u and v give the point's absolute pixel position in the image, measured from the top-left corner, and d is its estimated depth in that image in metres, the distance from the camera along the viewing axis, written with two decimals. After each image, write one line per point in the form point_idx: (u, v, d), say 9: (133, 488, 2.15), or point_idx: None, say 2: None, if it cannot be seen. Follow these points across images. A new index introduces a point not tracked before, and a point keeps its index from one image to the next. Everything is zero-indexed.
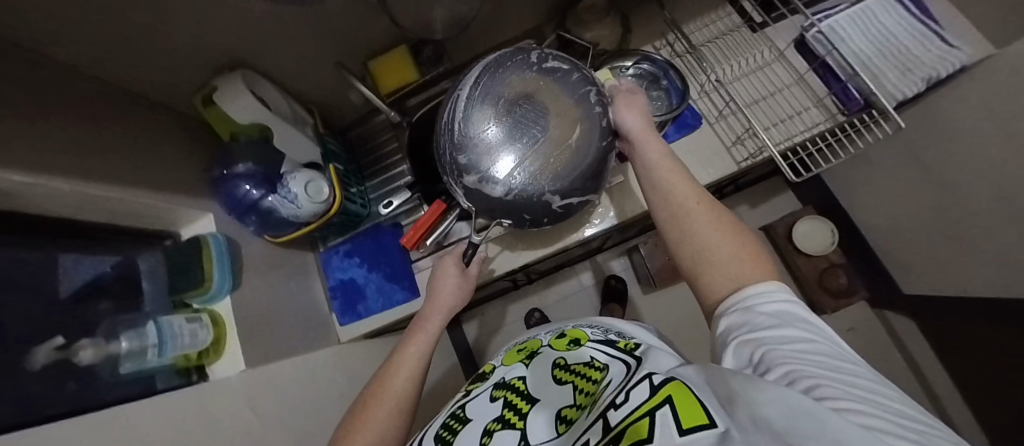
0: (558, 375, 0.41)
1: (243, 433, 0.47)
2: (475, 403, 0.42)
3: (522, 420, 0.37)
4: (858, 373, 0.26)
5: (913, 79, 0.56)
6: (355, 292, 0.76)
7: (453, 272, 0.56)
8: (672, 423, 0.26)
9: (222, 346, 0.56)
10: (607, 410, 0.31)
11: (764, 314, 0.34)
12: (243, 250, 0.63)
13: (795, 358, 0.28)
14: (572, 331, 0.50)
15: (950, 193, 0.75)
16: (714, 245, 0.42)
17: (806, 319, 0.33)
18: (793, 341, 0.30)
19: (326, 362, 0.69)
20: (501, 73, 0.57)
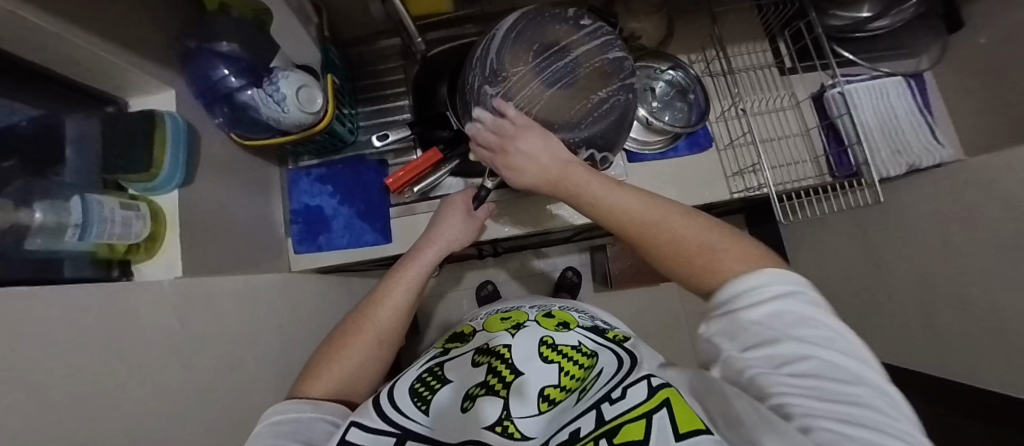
0: (546, 353, 0.39)
1: (168, 349, 0.42)
2: (455, 365, 0.41)
3: (506, 388, 0.35)
4: (860, 402, 0.25)
5: (898, 163, 0.62)
6: (319, 222, 0.70)
7: (460, 213, 0.53)
8: (670, 427, 0.26)
9: (156, 246, 0.48)
10: (601, 402, 0.32)
11: (756, 324, 0.30)
12: (203, 142, 0.54)
13: (796, 390, 0.27)
14: (560, 312, 0.49)
15: (880, 269, 0.85)
16: (685, 251, 0.37)
17: (808, 319, 0.29)
18: (791, 362, 0.28)
19: (271, 290, 0.63)
20: (539, 21, 0.53)
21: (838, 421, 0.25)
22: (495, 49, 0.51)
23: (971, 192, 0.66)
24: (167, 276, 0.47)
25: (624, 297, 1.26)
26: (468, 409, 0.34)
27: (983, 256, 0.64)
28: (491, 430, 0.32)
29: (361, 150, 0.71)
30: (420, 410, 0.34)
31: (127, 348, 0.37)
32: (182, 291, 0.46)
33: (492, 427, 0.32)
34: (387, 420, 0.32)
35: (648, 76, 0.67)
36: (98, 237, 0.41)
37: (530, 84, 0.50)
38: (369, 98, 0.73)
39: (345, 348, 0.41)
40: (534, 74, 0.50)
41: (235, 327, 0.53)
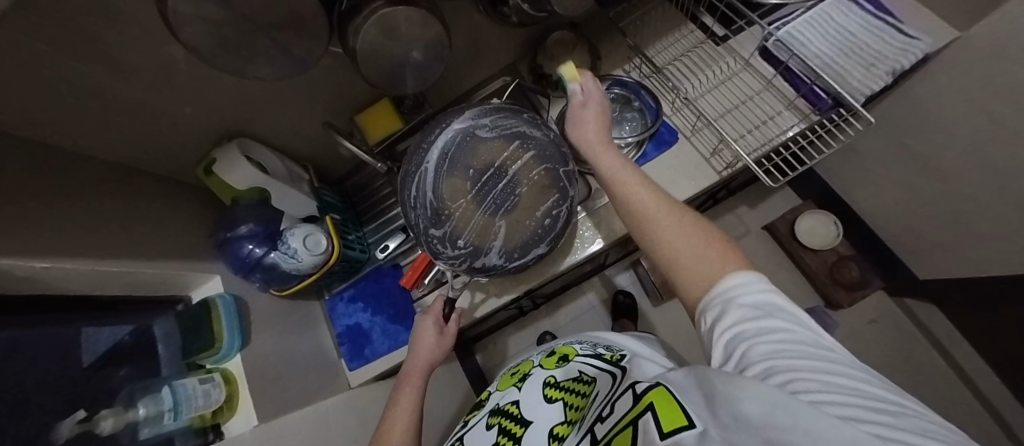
0: (549, 394, 0.43)
1: None
2: (473, 433, 0.46)
3: (515, 443, 0.40)
4: (838, 362, 0.23)
5: (877, 74, 0.58)
6: (362, 336, 0.78)
7: (433, 331, 0.61)
8: (653, 427, 0.23)
9: (235, 402, 0.57)
10: (595, 424, 0.32)
11: (744, 305, 0.30)
12: (249, 305, 0.66)
13: (774, 353, 0.25)
14: (562, 347, 0.50)
15: (947, 174, 0.74)
16: (686, 246, 0.37)
17: (784, 308, 0.29)
18: (773, 332, 0.27)
19: (338, 410, 0.70)
20: (471, 141, 0.55)
21: (810, 371, 0.23)
22: (429, 185, 0.54)
23: (994, 60, 0.58)
24: (246, 427, 0.54)
25: None
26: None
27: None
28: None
29: (376, 263, 0.80)
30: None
31: None
32: (262, 436, 0.54)
33: None
34: None
35: None
36: (188, 412, 0.50)
37: (475, 213, 0.56)
38: (372, 215, 0.84)
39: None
40: (477, 205, 0.56)
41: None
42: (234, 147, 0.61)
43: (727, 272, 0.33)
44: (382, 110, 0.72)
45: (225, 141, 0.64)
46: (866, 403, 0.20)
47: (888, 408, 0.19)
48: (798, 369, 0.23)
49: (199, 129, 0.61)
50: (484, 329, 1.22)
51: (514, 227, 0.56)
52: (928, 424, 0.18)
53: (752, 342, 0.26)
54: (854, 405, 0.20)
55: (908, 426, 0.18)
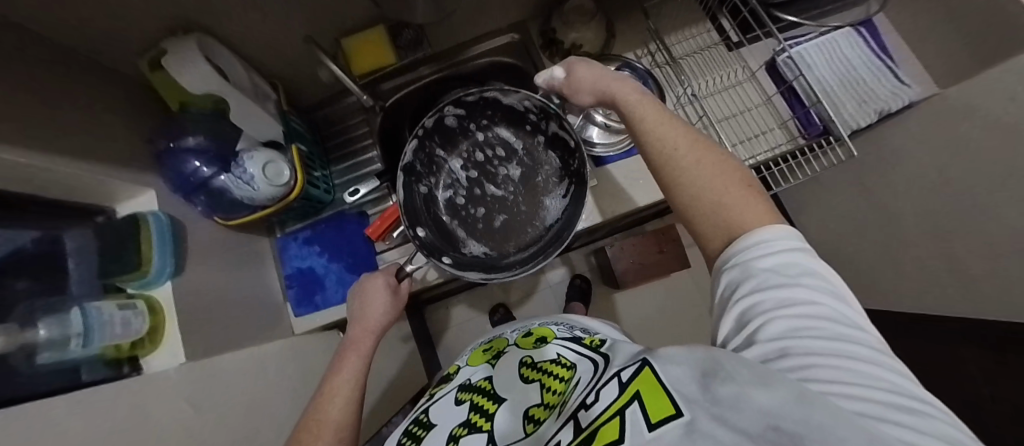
0: (525, 374, 0.44)
1: (180, 431, 0.44)
2: (440, 406, 0.45)
3: (488, 422, 0.40)
4: (859, 342, 0.26)
5: (867, 111, 0.60)
6: (314, 282, 0.71)
7: (384, 290, 0.58)
8: (642, 418, 0.26)
9: (158, 336, 0.50)
10: (578, 411, 0.33)
11: (766, 271, 0.31)
12: (188, 231, 0.57)
13: (795, 332, 0.27)
14: (538, 328, 0.53)
15: (887, 218, 0.82)
16: (714, 187, 0.37)
17: (811, 272, 0.30)
18: (796, 305, 0.29)
19: (276, 356, 0.65)
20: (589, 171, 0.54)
21: (831, 356, 0.25)
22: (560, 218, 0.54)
23: (964, 121, 0.63)
24: (171, 363, 0.49)
25: (638, 295, 1.23)
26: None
27: (993, 184, 0.61)
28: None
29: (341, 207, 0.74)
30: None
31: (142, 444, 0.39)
32: (190, 375, 0.49)
33: None
34: None
35: None
36: (102, 340, 0.43)
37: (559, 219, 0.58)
38: (342, 156, 0.77)
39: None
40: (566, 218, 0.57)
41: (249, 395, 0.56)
42: (193, 44, 0.51)
43: (760, 224, 0.34)
44: (375, 38, 0.65)
45: (178, 34, 0.54)
46: (883, 397, 0.22)
47: (903, 403, 0.22)
48: (819, 352, 0.25)
49: (150, 11, 0.50)
50: (438, 293, 1.19)
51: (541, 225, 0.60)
52: (946, 429, 0.20)
53: (776, 314, 0.28)
54: (871, 398, 0.22)
55: (925, 428, 0.20)
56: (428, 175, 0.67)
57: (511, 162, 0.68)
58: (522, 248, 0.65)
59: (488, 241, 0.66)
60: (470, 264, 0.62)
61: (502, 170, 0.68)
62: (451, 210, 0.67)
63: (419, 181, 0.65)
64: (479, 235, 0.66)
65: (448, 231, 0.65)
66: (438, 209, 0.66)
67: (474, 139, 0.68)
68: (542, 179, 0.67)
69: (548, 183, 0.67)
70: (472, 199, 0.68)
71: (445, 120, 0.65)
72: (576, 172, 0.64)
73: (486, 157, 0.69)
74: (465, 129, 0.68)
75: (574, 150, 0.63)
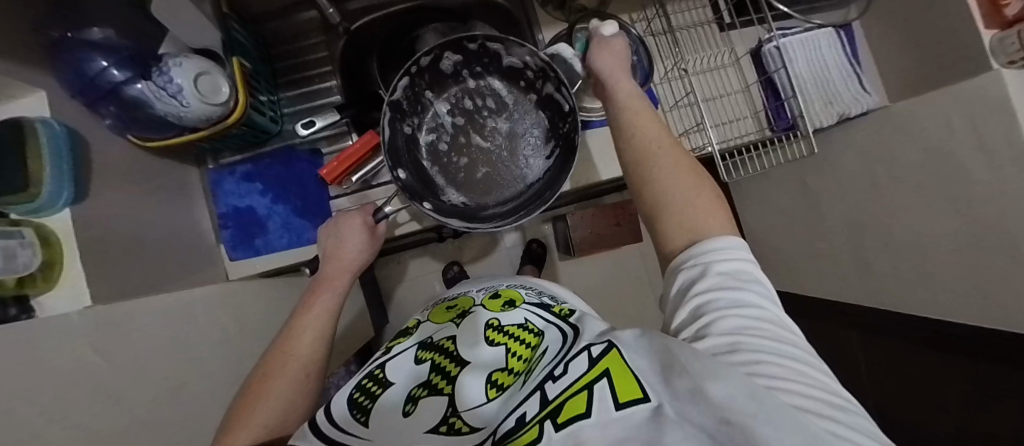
0: (491, 336, 0.44)
1: (91, 387, 0.38)
2: (396, 365, 0.44)
3: (450, 384, 0.39)
4: (793, 343, 0.29)
5: (830, 112, 0.64)
6: (254, 223, 0.62)
7: (362, 229, 0.54)
8: (610, 397, 0.27)
9: (54, 273, 0.42)
10: (545, 382, 0.33)
11: (720, 274, 0.34)
12: (93, 150, 0.48)
13: (742, 329, 0.29)
14: (505, 292, 0.54)
15: (819, 214, 0.91)
16: (683, 188, 0.41)
17: (756, 279, 0.34)
18: (743, 305, 0.31)
19: (206, 303, 0.59)
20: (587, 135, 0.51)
21: (774, 354, 0.27)
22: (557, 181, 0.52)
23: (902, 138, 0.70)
24: (74, 307, 0.42)
25: (586, 264, 1.27)
26: (410, 413, 0.36)
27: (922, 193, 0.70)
28: (435, 431, 0.33)
29: (289, 140, 0.65)
30: (359, 420, 0.36)
31: (48, 402, 0.33)
32: (101, 324, 0.42)
33: (436, 429, 0.34)
34: (327, 431, 0.34)
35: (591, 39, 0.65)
36: None
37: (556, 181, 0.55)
38: (293, 81, 0.68)
39: (259, 395, 0.40)
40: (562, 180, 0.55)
41: (168, 349, 0.50)
42: None
43: (720, 232, 0.38)
44: None
45: None
46: (813, 393, 0.24)
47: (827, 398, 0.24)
48: (763, 349, 0.27)
49: None
50: (391, 246, 1.14)
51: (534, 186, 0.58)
52: (866, 424, 0.23)
53: (727, 313, 0.31)
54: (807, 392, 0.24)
55: (852, 424, 0.23)
56: (413, 115, 0.61)
57: (500, 114, 0.63)
58: (504, 202, 0.62)
59: (466, 190, 0.62)
60: (452, 213, 0.58)
61: (490, 123, 0.63)
62: (433, 159, 0.62)
63: (402, 120, 0.60)
64: (459, 183, 0.62)
65: (427, 175, 0.61)
66: (417, 151, 0.61)
67: (466, 86, 0.63)
68: (529, 139, 0.62)
69: (534, 142, 0.63)
70: (454, 147, 0.63)
71: (443, 62, 0.58)
72: (566, 133, 0.60)
73: (475, 104, 0.63)
74: (458, 75, 0.61)
75: (567, 114, 0.59)
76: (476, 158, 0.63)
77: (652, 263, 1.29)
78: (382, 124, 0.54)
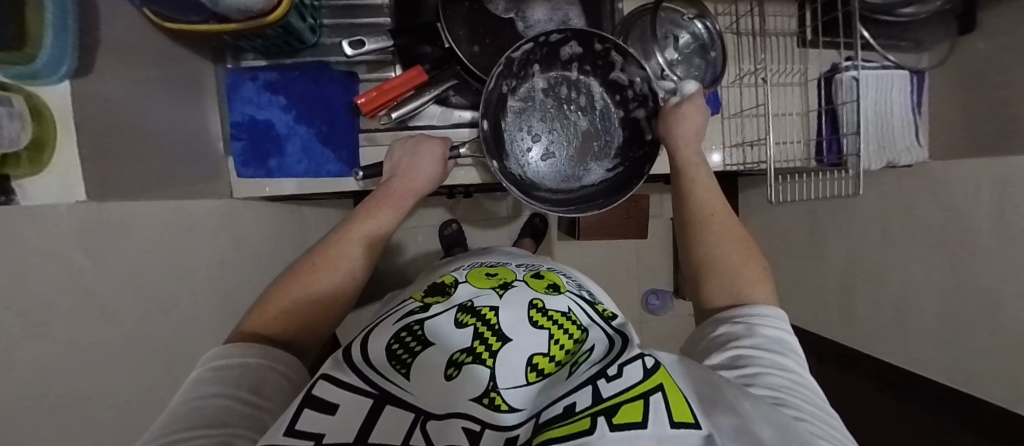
0: (535, 319, 0.44)
1: (73, 291, 0.34)
2: (436, 324, 0.42)
3: (491, 358, 0.38)
4: (826, 410, 0.35)
5: (881, 157, 0.63)
6: (270, 142, 0.56)
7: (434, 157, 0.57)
8: (664, 411, 0.27)
9: (43, 155, 0.35)
10: (597, 380, 0.31)
11: (764, 337, 0.41)
12: (104, 22, 0.40)
13: (784, 385, 0.36)
14: (548, 277, 0.55)
15: (818, 248, 0.93)
16: (734, 259, 0.50)
17: (794, 351, 0.41)
18: (785, 368, 0.38)
19: (200, 217, 0.53)
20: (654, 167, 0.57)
21: (813, 413, 0.33)
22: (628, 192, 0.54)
23: (926, 196, 0.71)
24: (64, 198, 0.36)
25: (583, 247, 1.28)
26: (453, 378, 0.35)
27: (923, 252, 0.72)
28: (479, 402, 0.32)
29: (325, 56, 0.59)
30: (400, 372, 0.34)
31: (33, 303, 0.29)
32: (89, 223, 0.37)
33: (479, 399, 0.33)
34: (361, 378, 0.31)
35: (673, 22, 0.61)
36: None
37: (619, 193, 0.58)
38: None
39: (316, 274, 0.45)
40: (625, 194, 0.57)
41: (160, 262, 0.45)
42: None
43: (764, 300, 0.46)
44: None
45: None
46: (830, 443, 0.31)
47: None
48: (801, 405, 0.34)
49: None
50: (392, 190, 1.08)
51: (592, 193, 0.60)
52: None
53: (771, 370, 0.37)
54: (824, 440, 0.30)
55: None
56: (515, 78, 0.57)
57: (587, 113, 0.62)
58: (565, 192, 0.62)
59: (534, 167, 0.61)
60: (513, 184, 0.56)
61: (571, 116, 0.62)
62: (513, 134, 0.60)
63: (506, 77, 0.55)
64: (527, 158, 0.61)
65: (502, 137, 0.58)
66: (501, 116, 0.58)
67: (567, 75, 0.60)
68: (599, 145, 0.63)
69: (604, 148, 0.63)
70: (537, 121, 0.61)
71: (562, 50, 0.56)
72: (637, 159, 0.62)
73: (568, 95, 0.61)
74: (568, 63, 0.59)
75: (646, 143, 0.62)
76: (553, 140, 0.61)
77: (644, 259, 1.31)
78: (494, 75, 0.50)
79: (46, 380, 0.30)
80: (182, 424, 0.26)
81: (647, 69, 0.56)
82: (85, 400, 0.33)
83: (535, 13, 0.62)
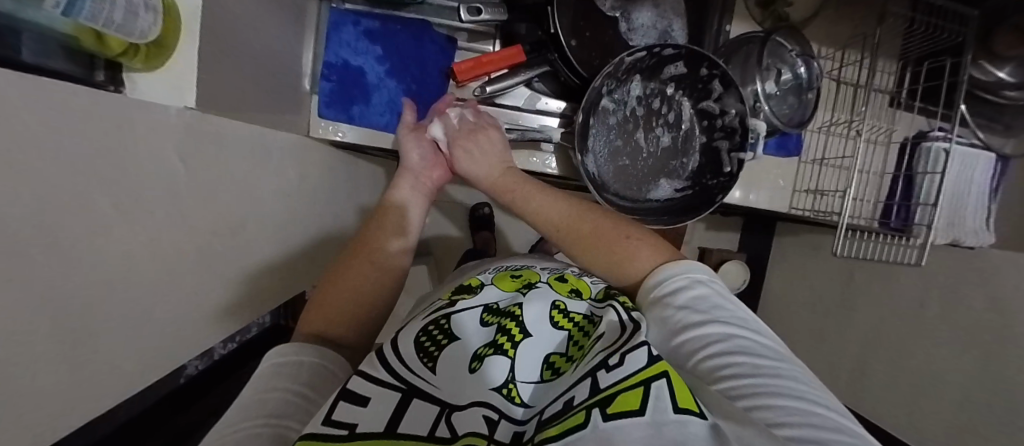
0: (558, 318, 0.41)
1: (162, 190, 0.33)
2: (462, 316, 0.40)
3: (513, 348, 0.36)
4: (775, 364, 0.32)
5: (948, 233, 0.65)
6: (358, 88, 0.57)
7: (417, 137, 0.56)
8: (667, 398, 0.25)
9: (162, 55, 0.35)
10: (596, 370, 0.28)
11: (692, 308, 0.37)
12: None
13: (735, 362, 0.32)
14: (572, 278, 0.52)
15: (844, 308, 0.92)
16: (614, 257, 0.46)
17: (718, 303, 0.38)
18: (730, 335, 0.34)
19: (278, 147, 0.53)
20: (717, 197, 0.59)
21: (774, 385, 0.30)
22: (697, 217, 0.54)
23: (975, 282, 0.70)
24: (172, 101, 0.36)
25: None
26: (476, 371, 0.33)
27: (953, 332, 0.71)
28: (500, 391, 0.32)
29: (444, 21, 0.56)
30: (427, 365, 0.33)
31: (122, 195, 0.29)
32: (189, 127, 0.36)
33: (498, 389, 0.32)
34: (393, 374, 0.31)
35: (777, 55, 0.60)
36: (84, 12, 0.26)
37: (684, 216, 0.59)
38: None
39: (343, 277, 0.44)
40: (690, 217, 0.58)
41: (237, 183, 0.45)
42: None
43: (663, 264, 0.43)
44: None
45: None
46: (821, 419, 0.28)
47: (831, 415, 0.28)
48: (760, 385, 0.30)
49: None
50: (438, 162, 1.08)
51: (652, 207, 0.61)
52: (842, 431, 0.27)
53: (716, 350, 0.33)
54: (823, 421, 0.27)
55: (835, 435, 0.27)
56: (620, 82, 0.58)
57: (672, 130, 0.62)
58: (633, 201, 0.61)
59: (613, 170, 0.61)
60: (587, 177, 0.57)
61: (656, 129, 0.62)
62: (599, 136, 0.59)
63: (612, 78, 0.56)
64: (607, 160, 0.61)
65: (590, 131, 0.58)
66: (591, 118, 0.57)
67: (664, 90, 0.61)
68: (675, 163, 0.62)
69: (679, 169, 0.62)
70: (624, 125, 0.61)
71: (667, 67, 0.58)
72: (709, 187, 0.60)
73: (659, 109, 0.61)
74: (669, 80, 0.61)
75: (723, 173, 0.60)
76: (635, 147, 0.62)
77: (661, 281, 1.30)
78: (603, 71, 0.50)
79: (116, 271, 0.29)
80: (247, 415, 0.29)
81: (745, 104, 0.57)
82: (141, 299, 0.33)
83: (640, 16, 0.60)
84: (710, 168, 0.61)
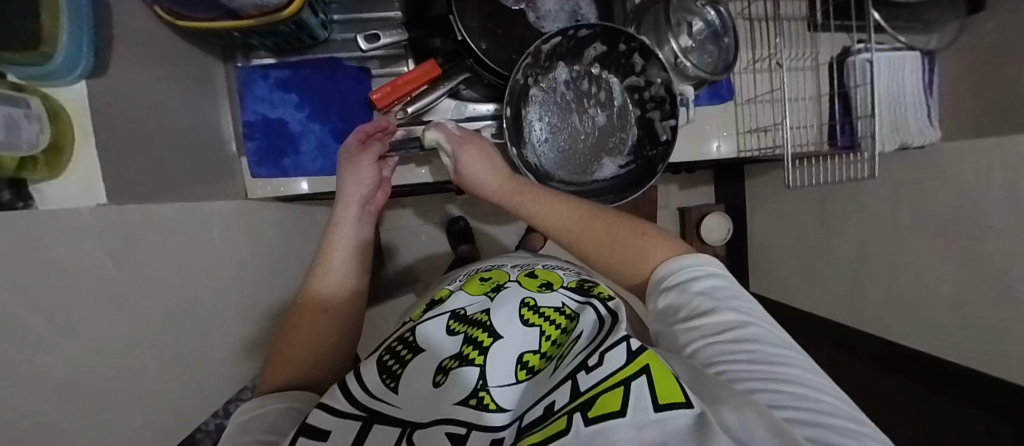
0: (525, 315, 0.40)
1: (98, 289, 0.33)
2: (426, 329, 0.39)
3: (481, 356, 0.34)
4: (786, 359, 0.29)
5: (894, 139, 0.67)
6: (284, 139, 0.57)
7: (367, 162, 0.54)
8: (648, 396, 0.22)
9: (59, 160, 0.35)
10: (577, 372, 0.27)
11: (698, 294, 0.34)
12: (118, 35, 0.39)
13: (737, 353, 0.29)
14: (543, 273, 0.52)
15: (824, 232, 0.93)
16: (617, 259, 0.42)
17: (734, 293, 0.34)
18: (740, 325, 0.31)
19: (216, 214, 0.52)
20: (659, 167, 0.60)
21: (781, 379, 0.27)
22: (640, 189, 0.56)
23: (935, 176, 0.70)
24: (84, 202, 0.35)
25: None
26: (441, 385, 0.32)
27: (926, 230, 0.72)
28: (467, 403, 0.30)
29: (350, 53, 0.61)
30: (390, 386, 0.31)
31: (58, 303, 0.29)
32: (114, 219, 0.36)
33: (466, 401, 0.30)
34: (353, 403, 0.29)
35: (685, 8, 0.61)
36: None
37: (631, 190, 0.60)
38: None
39: (298, 327, 0.43)
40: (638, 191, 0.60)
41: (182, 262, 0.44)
42: None
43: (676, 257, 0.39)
44: None
45: None
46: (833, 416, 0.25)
47: (856, 430, 0.24)
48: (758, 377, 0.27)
49: None
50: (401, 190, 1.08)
51: (599, 186, 0.63)
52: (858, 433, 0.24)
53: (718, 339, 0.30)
54: (845, 436, 0.23)
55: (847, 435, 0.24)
56: (542, 71, 0.58)
57: (605, 108, 0.62)
58: (578, 185, 0.62)
59: (554, 158, 0.61)
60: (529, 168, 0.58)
61: (590, 111, 0.62)
62: (534, 125, 0.60)
63: (533, 68, 0.56)
64: (547, 149, 0.61)
65: (524, 125, 0.59)
66: (523, 109, 0.58)
67: (589, 71, 0.61)
68: (615, 139, 0.63)
69: (620, 144, 0.63)
70: (557, 111, 0.61)
71: (588, 49, 0.58)
72: (650, 158, 0.61)
73: (589, 89, 0.62)
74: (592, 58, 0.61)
75: (661, 141, 0.61)
76: (574, 131, 0.62)
77: None
78: (519, 67, 0.50)
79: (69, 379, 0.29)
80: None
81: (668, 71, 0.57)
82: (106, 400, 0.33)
83: (545, 3, 0.61)
84: (649, 137, 0.62)
